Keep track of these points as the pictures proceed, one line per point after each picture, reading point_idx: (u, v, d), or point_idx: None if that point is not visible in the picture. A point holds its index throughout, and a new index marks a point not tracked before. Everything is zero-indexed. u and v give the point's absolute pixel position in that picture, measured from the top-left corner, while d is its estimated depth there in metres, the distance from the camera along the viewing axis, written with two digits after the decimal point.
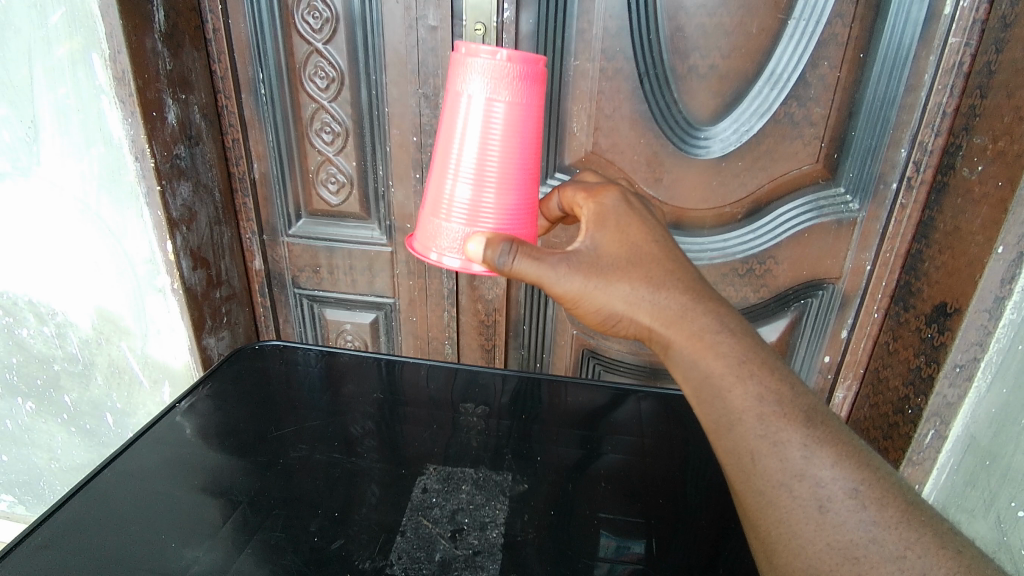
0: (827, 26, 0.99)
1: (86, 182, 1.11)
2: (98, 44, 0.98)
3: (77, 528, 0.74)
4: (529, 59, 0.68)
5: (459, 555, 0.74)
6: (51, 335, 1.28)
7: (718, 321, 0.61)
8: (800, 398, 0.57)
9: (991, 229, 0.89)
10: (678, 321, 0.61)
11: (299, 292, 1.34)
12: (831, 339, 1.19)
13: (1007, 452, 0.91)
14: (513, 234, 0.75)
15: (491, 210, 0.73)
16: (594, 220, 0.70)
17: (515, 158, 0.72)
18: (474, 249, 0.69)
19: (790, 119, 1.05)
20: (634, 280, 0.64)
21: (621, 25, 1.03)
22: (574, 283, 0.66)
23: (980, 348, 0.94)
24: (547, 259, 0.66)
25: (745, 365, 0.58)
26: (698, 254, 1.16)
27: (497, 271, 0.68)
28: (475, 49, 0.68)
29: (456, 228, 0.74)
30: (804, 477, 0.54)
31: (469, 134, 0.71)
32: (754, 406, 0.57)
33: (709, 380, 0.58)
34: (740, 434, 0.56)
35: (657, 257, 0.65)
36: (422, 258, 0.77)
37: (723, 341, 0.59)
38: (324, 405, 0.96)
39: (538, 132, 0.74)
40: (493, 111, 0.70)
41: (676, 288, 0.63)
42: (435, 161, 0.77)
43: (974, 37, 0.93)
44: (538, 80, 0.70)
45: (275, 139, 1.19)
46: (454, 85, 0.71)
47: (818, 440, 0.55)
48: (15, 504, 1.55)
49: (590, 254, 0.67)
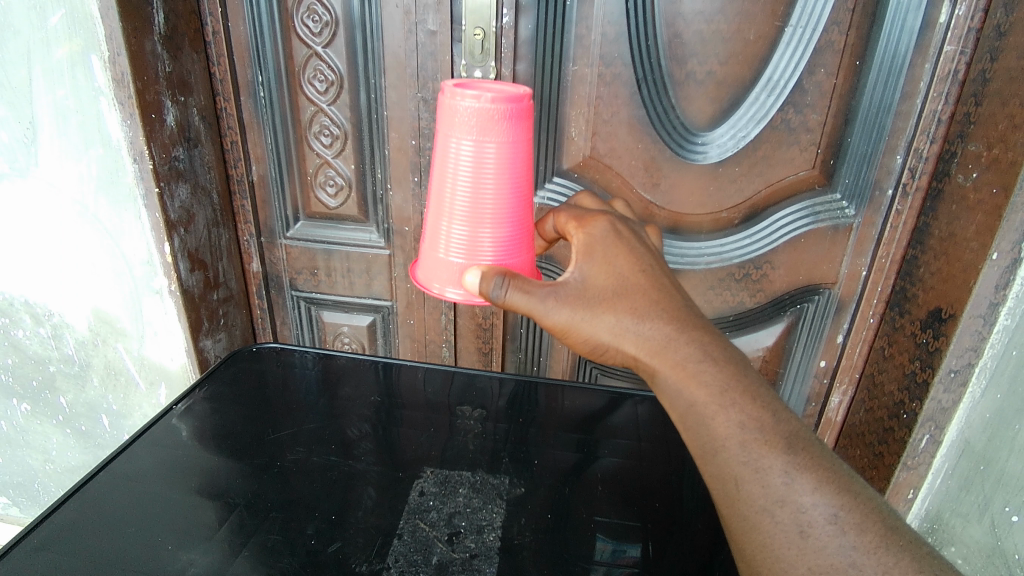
0: (824, 34, 0.99)
1: (85, 183, 1.11)
2: (97, 46, 0.99)
3: (72, 530, 0.74)
4: (513, 98, 0.68)
5: (456, 558, 0.74)
6: (47, 336, 1.27)
7: (701, 349, 0.61)
8: (782, 424, 0.59)
9: (986, 235, 0.90)
10: (662, 350, 0.61)
11: (296, 294, 1.34)
12: (827, 343, 1.20)
13: (1002, 457, 0.92)
14: (511, 265, 0.75)
15: (487, 243, 0.74)
16: (582, 251, 0.69)
17: (508, 193, 0.72)
18: (472, 281, 0.69)
19: (787, 125, 1.06)
20: (618, 311, 0.64)
21: (619, 30, 1.03)
22: (562, 315, 0.66)
23: (974, 354, 0.95)
24: (536, 292, 0.66)
25: (727, 394, 0.59)
26: (695, 258, 1.17)
27: (493, 303, 0.68)
28: (459, 93, 0.69)
29: (454, 262, 0.75)
30: (785, 503, 0.56)
31: (461, 175, 0.72)
32: (736, 433, 0.58)
33: (693, 408, 0.59)
34: (725, 460, 0.58)
35: (642, 288, 0.65)
36: (425, 290, 0.78)
37: (706, 370, 0.60)
38: (322, 408, 0.96)
39: (528, 166, 0.74)
40: (482, 152, 0.70)
41: (660, 318, 0.63)
42: (431, 198, 0.77)
43: (969, 45, 0.94)
44: (524, 116, 0.71)
45: (274, 142, 1.19)
46: (442, 128, 0.72)
47: (799, 466, 0.57)
48: (9, 506, 1.54)
49: (578, 284, 0.67)
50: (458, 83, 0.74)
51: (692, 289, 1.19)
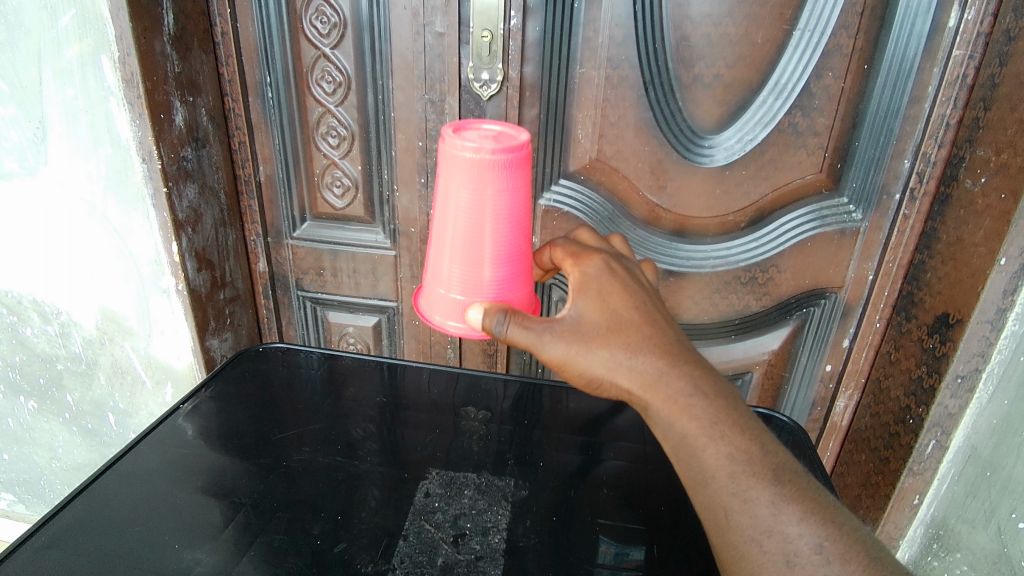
0: (832, 37, 0.99)
1: (94, 183, 1.12)
2: (108, 47, 0.99)
3: (79, 529, 0.75)
4: (512, 147, 0.69)
5: (461, 560, 0.74)
6: (55, 334, 1.28)
7: (692, 383, 0.64)
8: (769, 456, 0.62)
9: (994, 241, 0.90)
10: (654, 384, 0.64)
11: (302, 295, 1.35)
12: (832, 348, 1.20)
13: (1009, 463, 0.91)
14: (511, 300, 0.76)
15: (488, 281, 0.74)
16: (577, 288, 0.70)
17: (507, 235, 0.73)
18: (473, 318, 0.70)
19: (794, 128, 1.06)
20: (612, 345, 0.66)
21: (627, 33, 1.03)
22: (558, 349, 0.67)
23: (982, 359, 0.94)
24: (535, 327, 0.67)
25: (717, 426, 0.62)
26: (701, 261, 1.17)
27: (495, 338, 0.69)
28: (459, 143, 0.69)
29: (455, 298, 0.75)
30: (772, 533, 0.59)
31: (461, 219, 0.72)
32: (725, 464, 0.61)
33: (684, 440, 0.62)
34: (714, 490, 0.61)
35: (635, 322, 0.67)
36: (427, 322, 0.78)
37: (696, 404, 0.63)
38: (327, 409, 0.96)
39: (528, 210, 0.74)
40: (482, 199, 0.70)
41: (653, 352, 0.65)
42: (432, 237, 0.77)
43: (978, 49, 0.94)
44: (523, 164, 0.71)
45: (281, 143, 1.20)
46: (443, 174, 0.72)
47: (787, 497, 0.60)
48: (15, 503, 1.55)
49: (573, 320, 0.68)
50: (457, 128, 0.74)
51: (697, 292, 1.19)
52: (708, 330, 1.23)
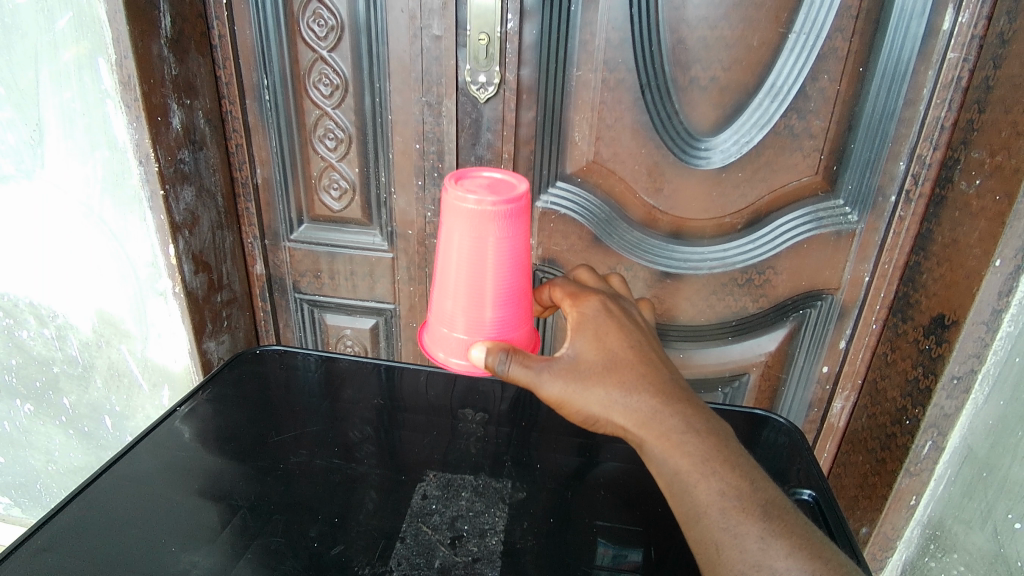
0: (828, 40, 1.00)
1: (91, 185, 1.12)
2: (105, 49, 0.99)
3: (76, 531, 0.75)
4: (512, 199, 0.70)
5: (458, 562, 0.74)
6: (51, 337, 1.28)
7: (686, 421, 0.67)
8: (758, 493, 0.65)
9: (989, 242, 0.91)
10: (648, 421, 0.67)
11: (299, 297, 1.35)
12: (829, 349, 1.20)
13: (1005, 463, 0.91)
14: (512, 339, 0.76)
15: (490, 322, 0.75)
16: (575, 327, 0.74)
17: (507, 279, 0.73)
18: (477, 354, 0.71)
19: (791, 131, 1.06)
20: (607, 384, 0.69)
21: (623, 36, 1.03)
22: (556, 387, 0.70)
23: (977, 360, 0.95)
24: (535, 366, 0.70)
25: (708, 462, 0.65)
26: (698, 263, 1.17)
27: (496, 375, 0.71)
28: (461, 194, 0.70)
29: (457, 338, 0.76)
30: (761, 567, 0.61)
31: (463, 265, 0.73)
32: (716, 499, 0.64)
33: (677, 476, 0.66)
34: (706, 526, 0.64)
35: (631, 362, 0.70)
36: (430, 357, 0.79)
37: (688, 440, 0.66)
38: (323, 411, 0.96)
39: (528, 254, 0.76)
40: (484, 247, 0.71)
41: (647, 391, 0.69)
42: (434, 279, 0.78)
43: (972, 52, 0.94)
44: (523, 213, 0.72)
45: (278, 146, 1.20)
46: (445, 222, 0.73)
47: (774, 532, 0.63)
48: (11, 507, 1.55)
49: (571, 359, 0.71)
50: (457, 177, 0.75)
51: (694, 294, 1.19)
52: (705, 332, 1.23)
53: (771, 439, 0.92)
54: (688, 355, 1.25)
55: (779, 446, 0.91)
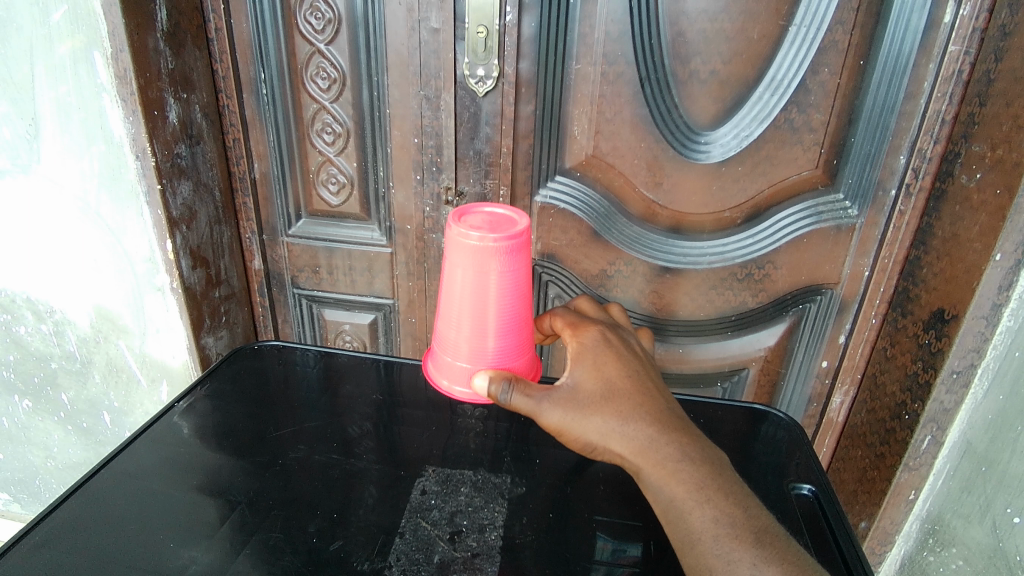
0: (828, 33, 0.99)
1: (87, 180, 1.11)
2: (100, 43, 0.99)
3: (74, 528, 0.74)
4: (513, 235, 0.71)
5: (458, 557, 0.73)
6: (49, 332, 1.27)
7: (681, 450, 0.69)
8: (752, 520, 0.66)
9: (989, 236, 0.90)
10: (645, 450, 0.69)
11: (298, 292, 1.34)
12: (829, 343, 1.20)
13: (1003, 459, 0.91)
14: (514, 367, 0.78)
15: (492, 351, 0.76)
16: (575, 357, 0.76)
17: (509, 310, 0.74)
18: (478, 383, 0.72)
19: (790, 125, 1.06)
20: (605, 413, 0.71)
21: (622, 29, 1.02)
22: (556, 416, 0.71)
23: (977, 355, 0.95)
24: (535, 395, 0.72)
25: (703, 490, 0.67)
26: (697, 257, 1.16)
27: (498, 404, 0.72)
28: (464, 231, 0.71)
29: (461, 366, 0.77)
30: None
31: (466, 297, 0.74)
32: (710, 527, 0.65)
33: (673, 503, 0.67)
34: (701, 552, 0.64)
35: (628, 392, 0.72)
36: (435, 385, 0.81)
37: (684, 468, 0.68)
38: (323, 407, 0.96)
39: (529, 285, 0.77)
40: (486, 282, 0.72)
41: (643, 420, 0.70)
42: (439, 310, 0.80)
43: (973, 45, 0.94)
44: (524, 248, 0.73)
45: (276, 140, 1.19)
46: (449, 256, 0.74)
47: (767, 559, 0.63)
48: (11, 502, 1.55)
49: (570, 388, 0.73)
50: (461, 212, 0.76)
51: (694, 288, 1.19)
52: (705, 326, 1.23)
53: (770, 434, 0.92)
54: (686, 349, 1.25)
55: (779, 442, 0.91)
